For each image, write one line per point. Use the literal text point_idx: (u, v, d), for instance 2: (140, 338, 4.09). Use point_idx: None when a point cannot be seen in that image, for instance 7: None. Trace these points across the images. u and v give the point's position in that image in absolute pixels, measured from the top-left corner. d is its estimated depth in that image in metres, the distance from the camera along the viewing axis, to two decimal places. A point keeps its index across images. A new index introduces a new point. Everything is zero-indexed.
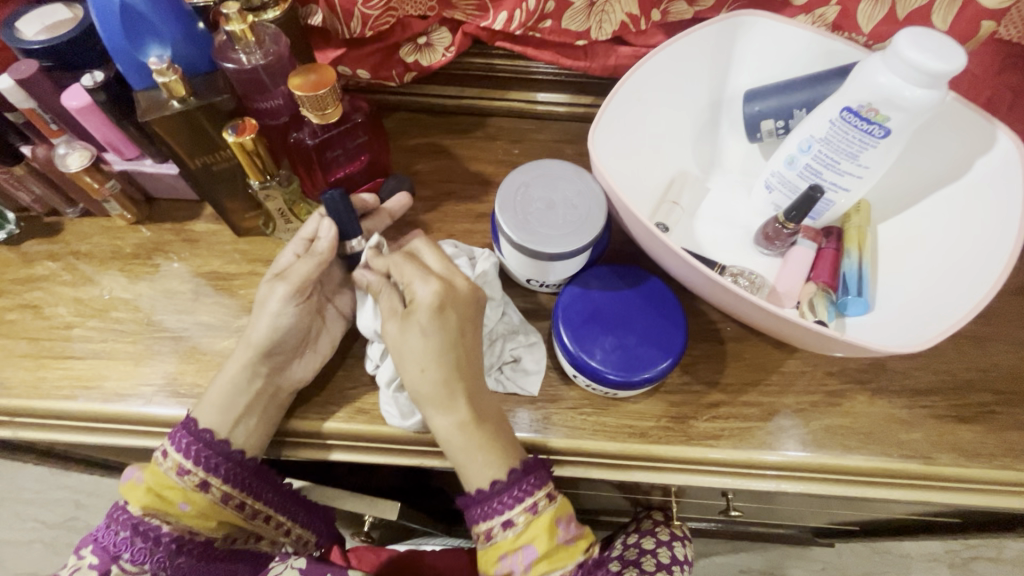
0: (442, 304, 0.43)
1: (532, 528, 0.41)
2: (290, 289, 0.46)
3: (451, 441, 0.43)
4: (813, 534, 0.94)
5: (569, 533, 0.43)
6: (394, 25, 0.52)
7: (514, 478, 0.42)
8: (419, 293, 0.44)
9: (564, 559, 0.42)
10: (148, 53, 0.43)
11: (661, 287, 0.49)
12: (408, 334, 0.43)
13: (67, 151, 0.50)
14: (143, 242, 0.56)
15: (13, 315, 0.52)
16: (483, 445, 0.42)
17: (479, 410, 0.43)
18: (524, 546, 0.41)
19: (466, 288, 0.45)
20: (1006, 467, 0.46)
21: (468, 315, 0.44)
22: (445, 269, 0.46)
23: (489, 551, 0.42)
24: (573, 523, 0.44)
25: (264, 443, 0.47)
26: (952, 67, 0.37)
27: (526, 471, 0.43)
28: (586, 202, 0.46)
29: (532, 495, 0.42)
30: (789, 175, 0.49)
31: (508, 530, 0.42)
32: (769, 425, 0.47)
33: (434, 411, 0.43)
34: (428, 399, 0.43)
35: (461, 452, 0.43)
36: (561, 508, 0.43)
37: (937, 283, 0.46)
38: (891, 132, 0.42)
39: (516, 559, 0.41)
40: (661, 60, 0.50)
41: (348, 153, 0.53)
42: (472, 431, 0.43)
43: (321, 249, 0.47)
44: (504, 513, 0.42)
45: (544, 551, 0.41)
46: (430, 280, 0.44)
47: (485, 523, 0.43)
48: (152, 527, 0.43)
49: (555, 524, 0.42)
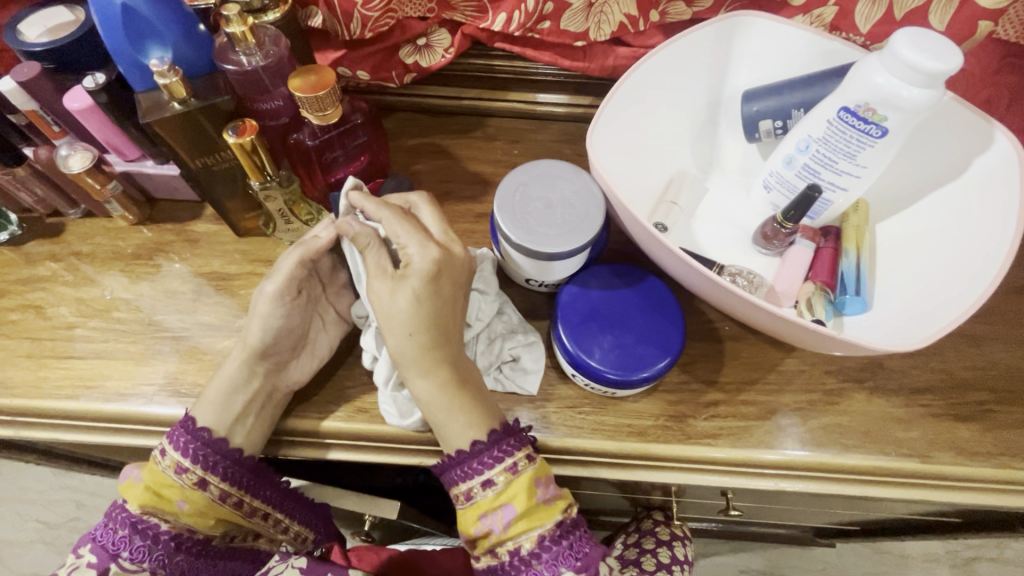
0: (437, 270, 0.43)
1: (511, 485, 0.41)
2: (272, 294, 0.46)
3: (430, 401, 0.43)
4: (813, 535, 0.94)
5: (549, 493, 0.42)
6: (394, 26, 0.52)
7: (493, 439, 0.42)
8: (413, 254, 0.43)
9: (544, 518, 0.42)
10: (150, 55, 0.43)
11: (659, 286, 0.49)
12: (397, 296, 0.43)
13: (70, 152, 0.51)
14: (145, 243, 0.57)
15: (16, 315, 0.53)
16: (464, 408, 0.43)
17: (460, 374, 0.44)
18: (503, 506, 0.41)
19: (460, 251, 0.45)
20: (1003, 466, 0.46)
21: (460, 282, 0.45)
22: (443, 235, 0.46)
23: (468, 511, 0.43)
24: (554, 484, 0.43)
25: (263, 441, 0.47)
26: (948, 67, 0.37)
27: (506, 432, 0.43)
28: (584, 202, 0.47)
29: (511, 455, 0.42)
30: (787, 175, 0.49)
31: (488, 489, 0.42)
32: (767, 424, 0.48)
33: (416, 373, 0.43)
34: (412, 360, 0.43)
35: (442, 413, 0.43)
36: (541, 469, 0.43)
37: (934, 282, 0.46)
38: (888, 132, 0.43)
39: (495, 519, 0.41)
40: (660, 60, 0.50)
41: (348, 154, 0.53)
42: (454, 393, 0.43)
43: (309, 247, 0.46)
44: (483, 474, 0.42)
45: (522, 510, 0.41)
46: (426, 244, 0.44)
47: (465, 484, 0.43)
48: (151, 525, 0.44)
49: (534, 484, 0.42)
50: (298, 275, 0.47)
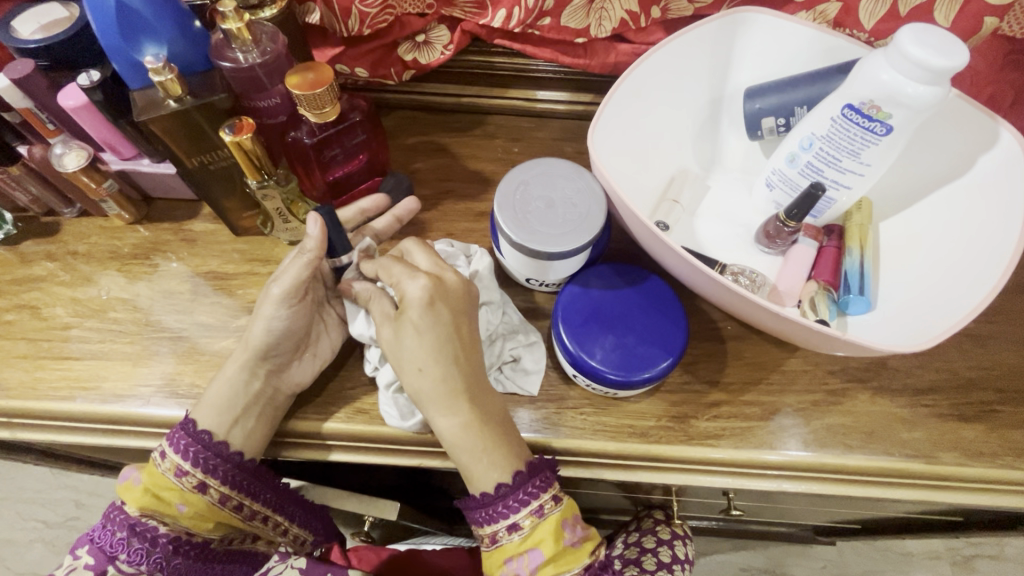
0: (432, 299, 0.43)
1: (537, 530, 0.41)
2: (279, 294, 0.46)
3: (455, 443, 0.42)
4: (814, 533, 0.94)
5: (576, 536, 0.42)
6: (392, 23, 0.52)
7: (519, 480, 0.42)
8: (408, 290, 0.43)
9: (571, 562, 0.41)
10: (144, 52, 0.43)
11: (661, 285, 0.49)
12: (401, 336, 0.43)
13: (64, 151, 0.50)
14: (142, 242, 0.56)
15: (11, 315, 0.52)
16: (487, 445, 0.42)
17: (480, 410, 0.43)
18: (530, 550, 0.41)
19: (456, 282, 0.45)
20: (1008, 466, 0.45)
21: (460, 310, 0.44)
22: (433, 265, 0.45)
23: (495, 555, 0.42)
24: (580, 526, 0.43)
25: (263, 444, 0.47)
26: (955, 63, 0.37)
27: (531, 472, 0.42)
28: (586, 201, 0.46)
29: (537, 498, 0.41)
30: (790, 173, 0.49)
31: (513, 533, 0.41)
32: (770, 424, 0.47)
33: (437, 413, 0.42)
34: (430, 400, 0.42)
35: (467, 454, 0.42)
36: (567, 510, 0.42)
37: (940, 281, 0.46)
38: (893, 130, 0.42)
39: (521, 563, 0.41)
40: (661, 57, 0.49)
41: (347, 152, 0.53)
42: (476, 431, 0.42)
43: (309, 245, 0.45)
44: (509, 517, 0.41)
45: (549, 554, 0.41)
46: (418, 276, 0.44)
47: (490, 527, 0.42)
48: (149, 528, 0.43)
49: (561, 527, 0.41)
50: (305, 280, 0.46)
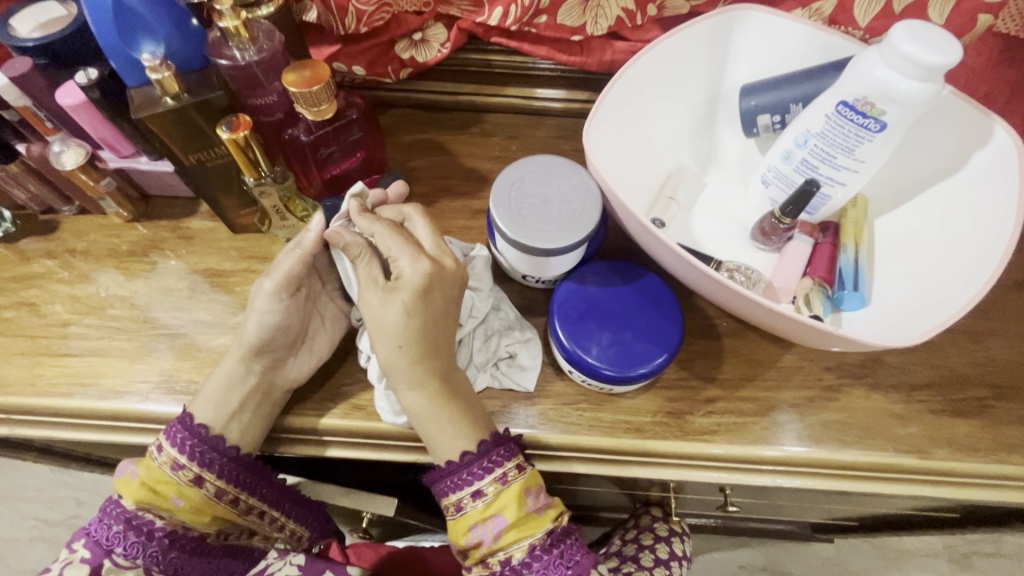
0: (428, 286, 0.43)
1: (500, 497, 0.42)
2: (268, 289, 0.47)
3: (419, 413, 0.43)
4: (812, 530, 0.94)
5: (539, 503, 0.43)
6: (389, 20, 0.52)
7: (484, 449, 0.42)
8: (406, 270, 0.43)
9: (534, 528, 0.42)
10: (141, 50, 0.43)
11: (657, 283, 0.49)
12: (385, 309, 0.43)
13: (62, 149, 0.51)
14: (140, 240, 0.56)
15: (10, 312, 0.52)
16: (453, 419, 0.43)
17: (450, 386, 0.44)
18: (493, 517, 0.42)
19: (454, 268, 0.44)
20: (1002, 461, 0.45)
21: (453, 295, 0.44)
22: (436, 249, 0.45)
23: (460, 522, 0.43)
24: (544, 493, 0.44)
25: (260, 439, 0.47)
26: (948, 60, 0.37)
27: (496, 442, 0.43)
28: (581, 197, 0.46)
29: (500, 466, 0.42)
30: (786, 170, 0.49)
31: (477, 500, 0.42)
32: (765, 420, 0.47)
33: (405, 385, 0.43)
34: (400, 373, 0.43)
35: (432, 424, 0.43)
36: (531, 478, 0.43)
37: (933, 276, 0.46)
38: (887, 126, 0.42)
39: (485, 530, 0.42)
40: (658, 54, 0.50)
41: (344, 150, 0.53)
42: (443, 404, 0.43)
43: (307, 242, 0.47)
44: (473, 484, 0.42)
45: (512, 520, 0.41)
46: (420, 259, 0.43)
47: (455, 495, 0.43)
48: (145, 521, 0.44)
49: (524, 495, 0.42)
50: (297, 272, 0.47)
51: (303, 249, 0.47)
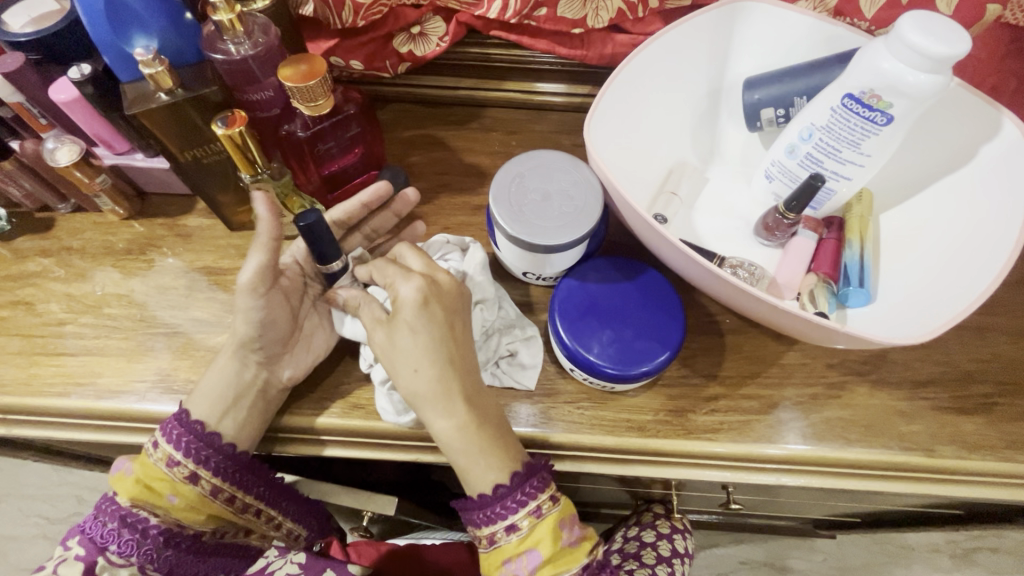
0: (428, 300, 0.42)
1: (536, 530, 0.41)
2: (247, 285, 0.45)
3: (452, 444, 0.42)
4: (814, 526, 0.94)
5: (572, 535, 0.43)
6: (387, 14, 0.51)
7: (517, 481, 0.42)
8: (403, 292, 0.43)
9: (569, 563, 0.42)
10: (134, 44, 0.42)
11: (659, 278, 0.48)
12: (396, 337, 0.42)
13: (56, 146, 0.50)
14: (136, 238, 0.56)
15: (6, 311, 0.52)
16: (484, 448, 0.42)
17: (478, 413, 0.42)
18: (529, 551, 0.41)
19: (449, 283, 0.44)
20: (1008, 459, 0.45)
21: (457, 311, 0.44)
22: (425, 266, 0.45)
23: (492, 555, 0.42)
24: (576, 526, 0.44)
25: (256, 436, 0.46)
26: (956, 50, 0.36)
27: (528, 473, 0.42)
28: (583, 193, 0.46)
29: (535, 498, 0.42)
30: (789, 164, 0.48)
31: (512, 534, 0.42)
32: (769, 418, 0.47)
33: (432, 416, 0.42)
34: (427, 401, 0.42)
35: (463, 455, 0.42)
36: (564, 511, 0.43)
37: (942, 272, 0.45)
38: (894, 119, 0.42)
39: (520, 564, 0.41)
40: (660, 47, 0.49)
41: (342, 146, 0.52)
42: (473, 431, 0.42)
43: (264, 232, 0.45)
44: (506, 518, 0.42)
45: (548, 555, 0.41)
46: (412, 278, 0.43)
47: (488, 528, 0.42)
48: (139, 519, 0.43)
49: (559, 528, 0.42)
50: (270, 266, 0.45)
51: (266, 237, 0.45)
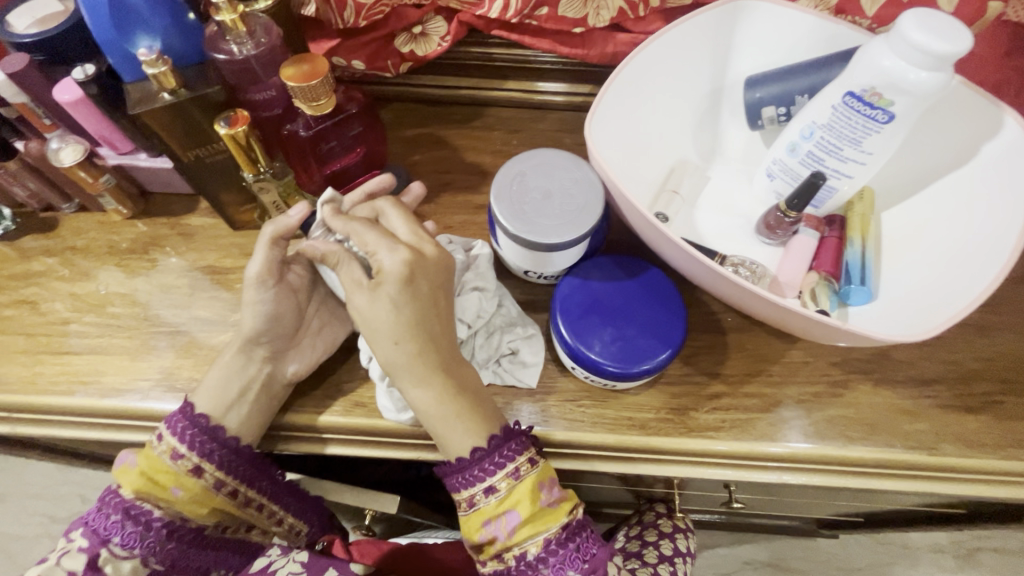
0: (411, 271, 0.42)
1: (514, 491, 0.41)
2: (254, 277, 0.46)
3: (429, 413, 0.43)
4: (817, 526, 0.94)
5: (553, 496, 0.42)
6: (389, 14, 0.51)
7: (495, 444, 0.42)
8: (384, 260, 0.42)
9: (549, 522, 0.41)
10: (138, 44, 0.43)
11: (660, 276, 0.48)
12: (376, 307, 0.42)
13: (60, 146, 0.50)
14: (140, 237, 0.56)
15: (10, 310, 0.52)
16: (463, 414, 0.42)
17: (455, 380, 0.43)
18: (507, 512, 0.41)
19: (434, 256, 0.44)
20: (1011, 457, 0.45)
21: (437, 281, 0.43)
22: (413, 236, 0.45)
23: (472, 518, 0.42)
24: (558, 486, 0.43)
25: (259, 431, 0.47)
26: (957, 48, 0.36)
27: (506, 436, 0.42)
28: (583, 191, 0.46)
29: (513, 460, 0.41)
30: (791, 162, 0.48)
31: (490, 496, 0.41)
32: (771, 416, 0.47)
33: (410, 384, 0.42)
34: (405, 371, 0.42)
35: (440, 423, 0.42)
36: (544, 471, 0.42)
37: (943, 270, 0.45)
38: (895, 117, 0.42)
39: (499, 525, 0.41)
40: (661, 45, 0.49)
41: (344, 145, 0.52)
42: (451, 400, 0.42)
43: (280, 226, 0.46)
44: (485, 480, 0.41)
45: (527, 515, 0.41)
46: (397, 248, 0.43)
47: (467, 491, 0.42)
48: (143, 511, 0.43)
49: (538, 489, 0.41)
50: (275, 259, 0.46)
51: (273, 231, 0.46)
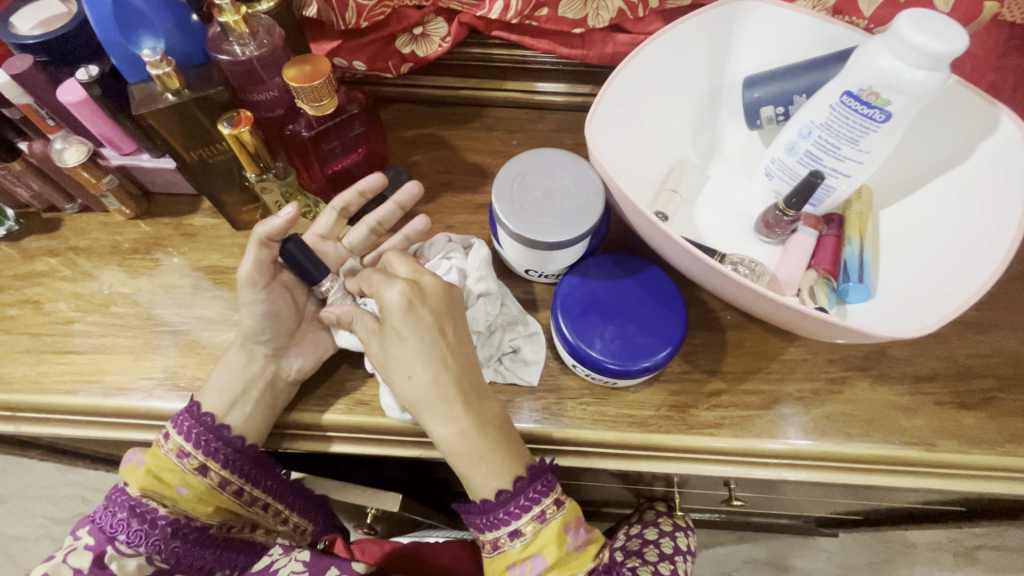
0: (414, 307, 0.43)
1: (539, 535, 0.42)
2: (246, 278, 0.46)
3: (454, 450, 0.43)
4: (817, 524, 0.94)
5: (578, 539, 0.43)
6: (390, 15, 0.52)
7: (519, 486, 0.42)
8: (387, 296, 0.43)
9: (576, 567, 0.42)
10: (142, 45, 0.43)
11: (659, 274, 0.49)
12: (387, 346, 0.43)
13: (64, 146, 0.51)
14: (142, 237, 0.56)
15: (15, 310, 0.53)
16: (487, 454, 0.42)
17: (479, 419, 0.43)
18: (532, 556, 0.41)
19: (437, 289, 0.44)
20: (1009, 453, 0.45)
21: (444, 315, 0.44)
22: (412, 271, 0.45)
23: (497, 560, 0.43)
24: (583, 529, 0.44)
25: (264, 431, 0.47)
26: (953, 47, 0.37)
27: (532, 477, 0.42)
28: (584, 190, 0.46)
29: (539, 503, 0.42)
30: (789, 161, 0.49)
31: (516, 539, 0.42)
32: (771, 413, 0.47)
33: (432, 424, 0.43)
34: (426, 408, 0.43)
35: (466, 462, 0.43)
36: (570, 514, 0.43)
37: (940, 268, 0.45)
38: (892, 117, 0.42)
39: (524, 569, 0.41)
40: (661, 46, 0.49)
41: (345, 145, 0.53)
42: (474, 437, 0.42)
43: (268, 228, 0.45)
44: (510, 524, 0.42)
45: (553, 560, 0.41)
46: (395, 283, 0.44)
47: (492, 533, 0.43)
48: (149, 509, 0.44)
49: (564, 531, 0.42)
50: (267, 259, 0.46)
51: (264, 233, 0.46)
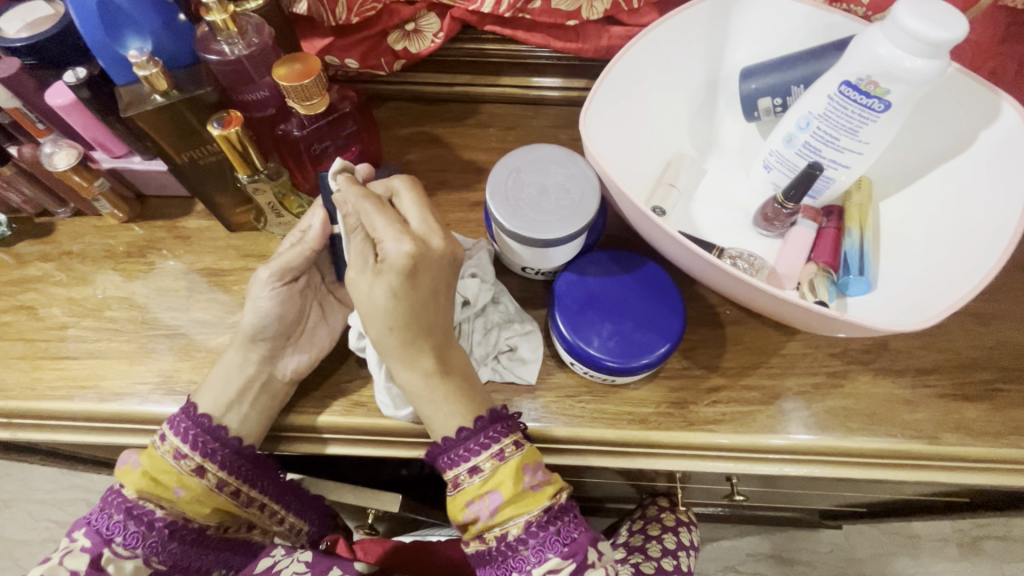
0: (415, 267, 0.41)
1: (498, 473, 0.41)
2: (265, 277, 0.46)
3: (416, 392, 0.43)
4: (821, 517, 0.94)
5: (537, 479, 0.42)
6: (381, 11, 0.51)
7: (479, 426, 0.42)
8: (390, 248, 0.41)
9: (531, 505, 0.41)
10: (128, 46, 0.42)
11: (658, 270, 0.48)
12: (374, 290, 0.41)
13: (54, 151, 0.50)
14: (136, 241, 0.56)
15: (9, 316, 0.52)
16: (448, 397, 0.42)
17: (448, 366, 0.43)
18: (490, 492, 0.41)
19: (440, 249, 0.42)
20: (1013, 445, 0.45)
21: (439, 275, 0.42)
22: (422, 224, 0.43)
23: (457, 498, 0.42)
24: (543, 470, 0.43)
25: (262, 431, 0.47)
26: (954, 34, 0.36)
27: (492, 419, 0.42)
28: (580, 185, 0.46)
29: (498, 441, 0.41)
30: (787, 154, 0.48)
31: (474, 476, 0.41)
32: (771, 408, 0.47)
33: (399, 366, 0.43)
34: (394, 356, 0.43)
35: (425, 402, 0.43)
36: (529, 454, 0.42)
37: (942, 260, 0.45)
38: (892, 106, 0.41)
39: (482, 505, 0.41)
40: (655, 39, 0.49)
41: (338, 145, 0.52)
42: (438, 384, 0.42)
43: (310, 238, 0.46)
44: (469, 461, 0.41)
45: (508, 497, 0.41)
46: (404, 238, 0.41)
47: (453, 471, 0.42)
48: (145, 511, 0.43)
49: (522, 470, 0.41)
50: (295, 264, 0.46)
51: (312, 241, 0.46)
